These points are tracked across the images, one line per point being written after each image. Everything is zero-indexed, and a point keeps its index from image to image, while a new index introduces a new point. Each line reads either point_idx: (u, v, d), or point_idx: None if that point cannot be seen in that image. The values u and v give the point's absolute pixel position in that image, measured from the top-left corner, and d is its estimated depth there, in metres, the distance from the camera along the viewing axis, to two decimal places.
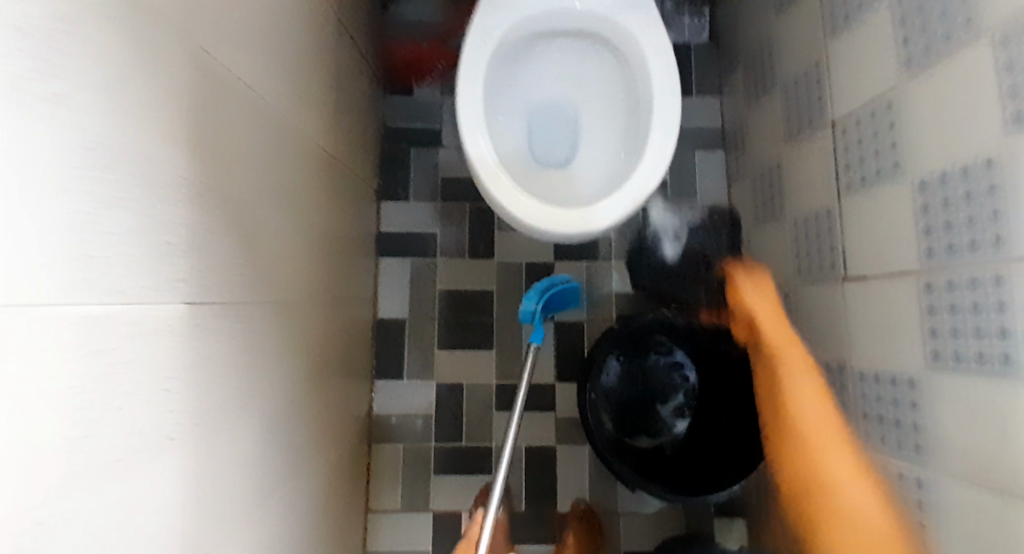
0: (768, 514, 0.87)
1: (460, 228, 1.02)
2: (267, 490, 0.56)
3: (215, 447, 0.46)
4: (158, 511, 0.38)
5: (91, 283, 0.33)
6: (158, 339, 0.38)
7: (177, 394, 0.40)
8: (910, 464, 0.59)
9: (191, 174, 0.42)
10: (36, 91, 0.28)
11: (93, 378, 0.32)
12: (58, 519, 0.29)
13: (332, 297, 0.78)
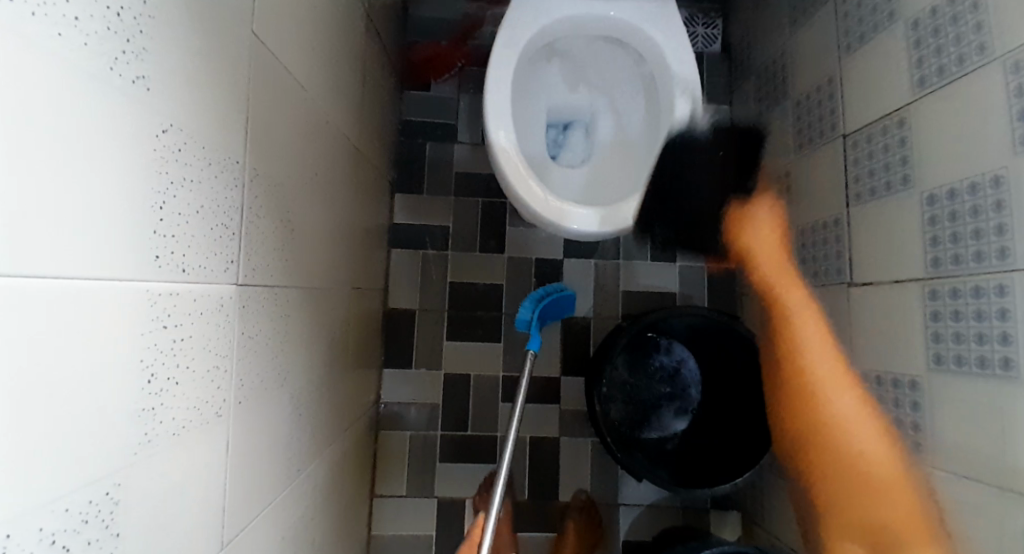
0: (767, 507, 0.91)
1: (473, 222, 1.04)
2: (294, 468, 0.58)
3: (255, 422, 0.48)
4: (209, 480, 0.41)
5: (162, 262, 0.35)
6: (213, 316, 0.40)
7: (227, 370, 0.43)
8: (908, 459, 0.64)
9: (244, 159, 0.44)
10: (121, 79, 0.30)
11: (158, 352, 0.34)
12: (111, 484, 0.31)
13: (351, 285, 0.80)
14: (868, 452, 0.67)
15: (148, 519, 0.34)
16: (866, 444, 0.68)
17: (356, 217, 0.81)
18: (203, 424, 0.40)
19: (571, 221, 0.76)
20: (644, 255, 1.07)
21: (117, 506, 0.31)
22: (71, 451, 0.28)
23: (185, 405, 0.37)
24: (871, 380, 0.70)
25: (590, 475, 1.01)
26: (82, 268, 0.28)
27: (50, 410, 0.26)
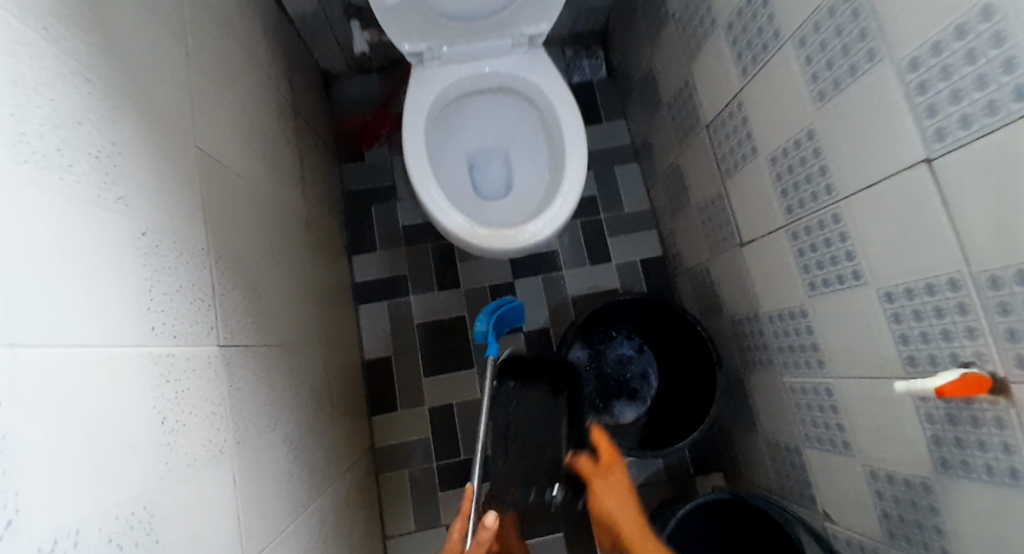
0: (734, 458, 1.00)
1: (427, 265, 1.15)
2: (299, 501, 0.67)
3: (254, 460, 0.57)
4: (222, 504, 0.50)
5: (158, 331, 0.45)
6: (205, 370, 0.51)
7: (225, 414, 0.53)
8: (818, 375, 0.75)
9: (207, 245, 0.55)
10: (107, 201, 0.41)
11: (165, 400, 0.44)
12: (148, 501, 0.40)
13: (325, 346, 0.90)
14: None
15: (181, 532, 0.43)
16: None
17: (319, 285, 0.92)
18: (213, 459, 0.49)
19: (524, 240, 0.88)
20: (584, 262, 1.19)
21: (155, 518, 0.41)
22: (114, 474, 0.37)
23: (195, 443, 0.47)
24: (776, 318, 0.82)
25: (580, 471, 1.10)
26: (102, 339, 0.38)
27: (94, 439, 0.36)
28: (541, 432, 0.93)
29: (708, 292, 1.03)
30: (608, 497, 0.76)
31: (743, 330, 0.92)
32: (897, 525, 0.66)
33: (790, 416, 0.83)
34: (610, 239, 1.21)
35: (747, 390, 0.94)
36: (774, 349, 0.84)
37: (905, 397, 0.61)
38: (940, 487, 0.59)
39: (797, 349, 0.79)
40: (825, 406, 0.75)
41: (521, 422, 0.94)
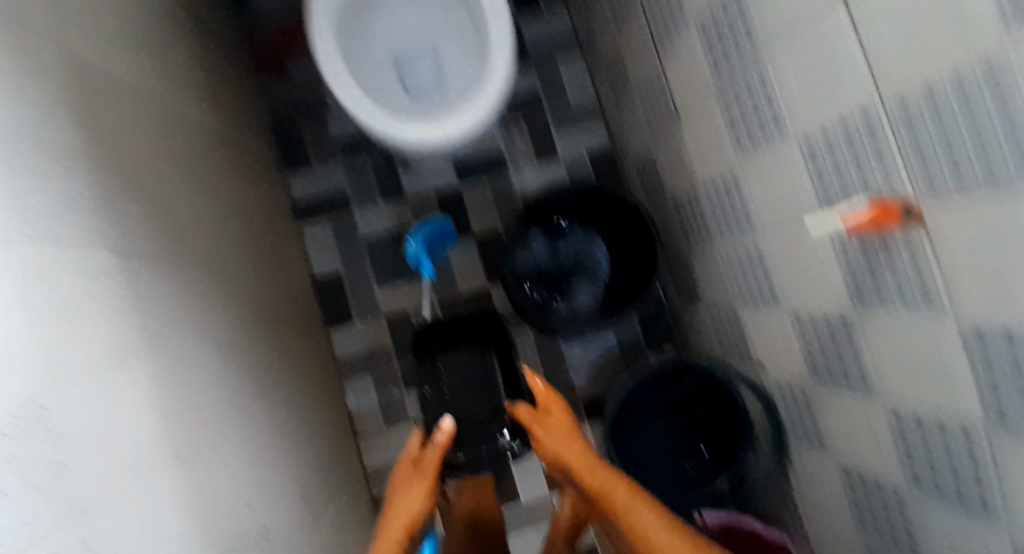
0: (693, 329, 1.04)
1: (365, 177, 1.12)
2: (230, 410, 0.67)
3: (165, 371, 0.56)
4: (126, 412, 0.48)
5: (29, 226, 0.42)
6: (86, 273, 0.48)
7: (120, 319, 0.51)
8: (748, 236, 0.75)
9: (78, 145, 0.51)
10: None
11: (47, 299, 0.41)
12: (41, 397, 0.38)
13: (256, 263, 0.88)
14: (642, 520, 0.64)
15: (84, 429, 0.42)
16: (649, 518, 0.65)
17: (246, 202, 0.90)
18: (110, 360, 0.48)
19: (455, 130, 0.85)
20: (530, 159, 1.15)
21: (51, 415, 0.39)
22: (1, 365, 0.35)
23: (85, 343, 0.45)
24: (710, 189, 0.81)
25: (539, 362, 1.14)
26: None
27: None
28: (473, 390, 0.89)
29: (652, 176, 1.01)
30: (552, 438, 0.77)
31: (684, 207, 0.91)
32: (821, 367, 0.69)
33: (728, 283, 0.84)
34: (556, 131, 1.15)
35: (691, 264, 0.95)
36: (710, 222, 0.84)
37: (822, 245, 0.61)
38: (855, 325, 0.60)
39: (729, 217, 0.79)
40: (756, 267, 0.76)
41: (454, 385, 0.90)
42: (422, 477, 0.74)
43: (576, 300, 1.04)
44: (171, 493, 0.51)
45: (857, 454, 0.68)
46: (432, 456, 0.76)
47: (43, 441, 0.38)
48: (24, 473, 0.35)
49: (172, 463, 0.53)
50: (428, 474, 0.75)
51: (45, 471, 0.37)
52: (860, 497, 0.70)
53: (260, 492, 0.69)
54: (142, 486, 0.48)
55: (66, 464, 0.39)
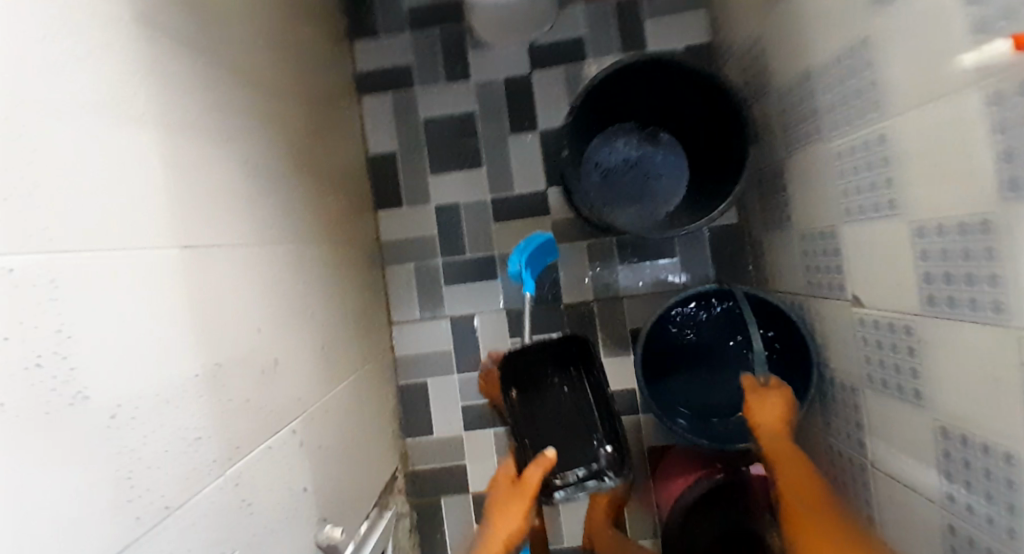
0: (776, 258, 0.90)
1: (432, 52, 1.03)
2: (257, 235, 0.64)
3: (192, 188, 0.54)
4: (137, 215, 0.46)
5: (57, 43, 0.40)
6: (95, 5, 0.44)
7: (138, 77, 0.48)
8: (870, 125, 0.60)
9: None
10: None
11: (66, 107, 0.40)
12: (12, 92, 0.36)
13: (302, 112, 0.83)
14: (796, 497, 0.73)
15: (64, 154, 0.40)
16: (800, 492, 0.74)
17: (299, 50, 0.84)
18: (107, 106, 0.44)
19: None
20: (614, 51, 1.01)
21: (26, 119, 0.37)
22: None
23: (79, 76, 0.42)
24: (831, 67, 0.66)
25: (603, 316, 1.04)
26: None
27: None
28: (574, 417, 0.92)
29: (755, 73, 0.86)
30: (766, 415, 0.81)
31: (793, 103, 0.76)
32: (940, 292, 0.55)
33: (829, 195, 0.71)
34: (649, 20, 1.00)
35: (784, 178, 0.82)
36: (820, 112, 0.69)
37: (980, 111, 0.46)
38: (1003, 224, 0.46)
39: (851, 100, 0.63)
40: (874, 162, 0.61)
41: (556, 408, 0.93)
42: (520, 495, 0.81)
43: (621, 215, 0.95)
44: (170, 289, 0.48)
45: (968, 405, 0.54)
46: (533, 474, 0.81)
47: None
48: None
49: (181, 252, 0.51)
50: (526, 490, 0.80)
51: (13, 176, 0.35)
52: (953, 462, 0.58)
53: (277, 325, 0.65)
54: (142, 276, 0.46)
55: (35, 175, 0.37)
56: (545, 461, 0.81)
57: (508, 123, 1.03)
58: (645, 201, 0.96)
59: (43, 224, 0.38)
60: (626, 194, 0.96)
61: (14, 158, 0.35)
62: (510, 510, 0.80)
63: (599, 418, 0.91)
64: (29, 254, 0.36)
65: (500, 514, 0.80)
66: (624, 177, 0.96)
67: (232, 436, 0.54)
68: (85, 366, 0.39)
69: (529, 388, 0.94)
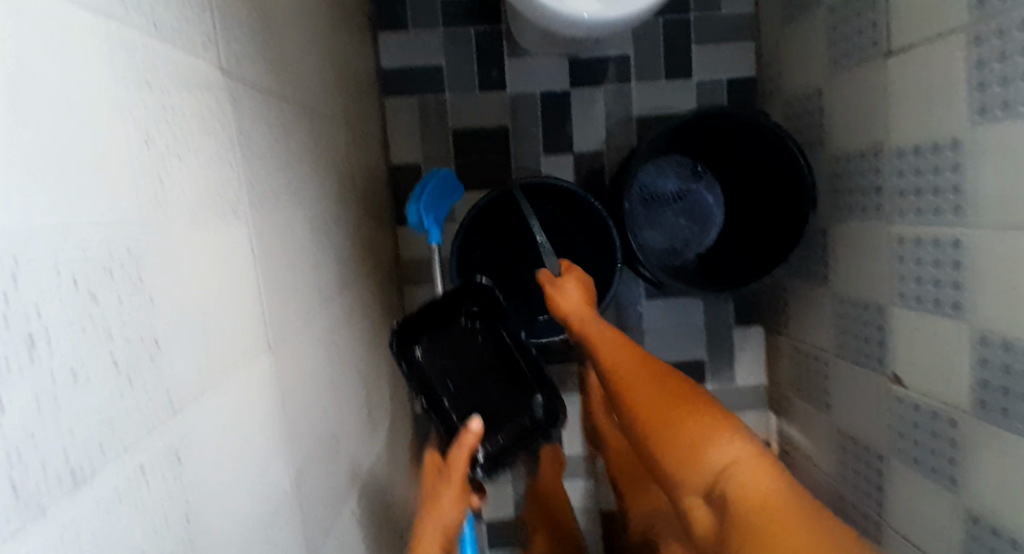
0: (802, 307, 0.93)
1: (465, 58, 0.96)
2: (325, 299, 0.58)
3: (282, 278, 0.47)
4: (246, 353, 0.39)
5: (172, 195, 0.31)
6: (208, 124, 0.36)
7: (227, 151, 0.38)
8: (947, 225, 0.62)
9: (225, 56, 0.40)
10: (134, 43, 0.29)
11: (189, 269, 0.33)
12: (123, 226, 0.27)
13: (348, 133, 0.75)
14: (628, 379, 0.66)
15: (183, 305, 0.32)
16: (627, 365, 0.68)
17: (344, 62, 0.75)
18: (220, 236, 0.37)
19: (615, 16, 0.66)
20: (658, 78, 0.98)
21: (142, 251, 0.28)
22: (69, 197, 0.23)
23: (195, 215, 0.34)
24: (908, 154, 0.67)
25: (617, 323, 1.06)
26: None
27: (36, 156, 0.21)
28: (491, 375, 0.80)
29: (811, 126, 0.86)
30: (570, 302, 0.76)
31: (855, 173, 0.77)
32: (992, 400, 0.58)
33: (885, 273, 0.73)
34: (695, 48, 0.97)
35: (829, 239, 0.84)
36: (889, 193, 0.71)
37: None
38: None
39: (928, 194, 0.64)
40: (941, 261, 0.63)
41: (467, 364, 0.79)
42: (448, 482, 0.67)
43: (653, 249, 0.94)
44: (268, 409, 0.42)
45: (1000, 501, 0.57)
46: (458, 459, 0.67)
47: (136, 351, 0.27)
48: (101, 327, 0.25)
49: (272, 357, 0.43)
50: (453, 473, 0.67)
51: (137, 345, 0.27)
52: (979, 546, 0.61)
53: (338, 396, 0.60)
54: (249, 412, 0.39)
55: (173, 386, 0.30)
56: (468, 440, 0.66)
57: (542, 145, 0.98)
58: (680, 235, 0.95)
59: (171, 387, 0.30)
60: (662, 227, 0.95)
61: (135, 322, 0.27)
62: (439, 501, 0.66)
63: (523, 368, 0.80)
64: (159, 432, 0.29)
65: (428, 503, 0.67)
66: (662, 210, 0.95)
67: (312, 541, 0.50)
68: (213, 539, 0.33)
69: (430, 348, 0.79)
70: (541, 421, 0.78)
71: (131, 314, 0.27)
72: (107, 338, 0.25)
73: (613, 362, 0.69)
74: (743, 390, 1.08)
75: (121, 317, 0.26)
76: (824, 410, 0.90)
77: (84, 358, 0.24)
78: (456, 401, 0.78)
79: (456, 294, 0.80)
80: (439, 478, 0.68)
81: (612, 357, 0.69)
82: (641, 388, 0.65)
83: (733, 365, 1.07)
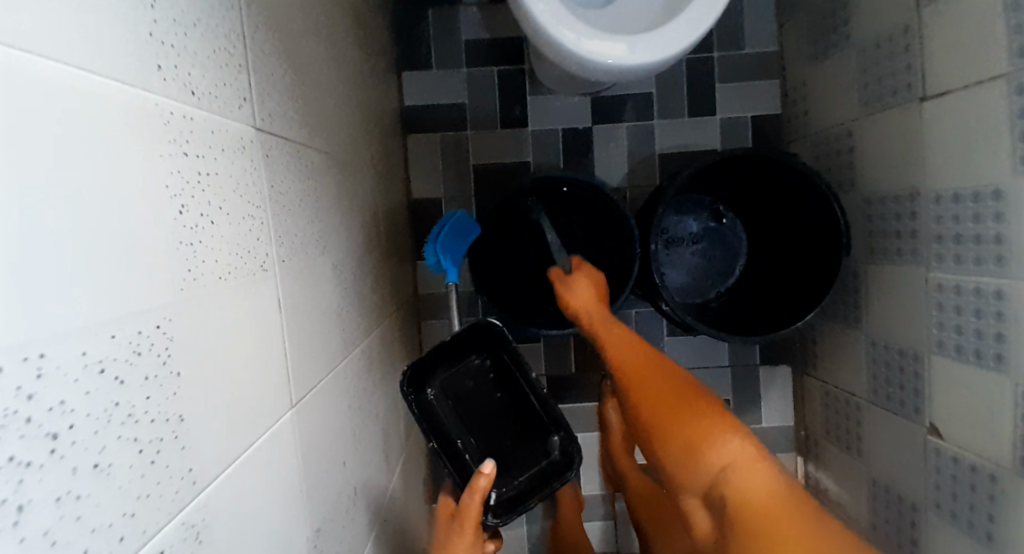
0: (833, 349, 0.90)
1: (489, 96, 0.96)
2: (349, 345, 0.57)
3: (309, 332, 0.46)
4: (270, 415, 0.38)
5: (205, 263, 0.31)
6: (242, 186, 0.36)
7: (259, 209, 0.38)
8: (989, 274, 0.59)
9: (259, 114, 0.40)
10: (171, 115, 0.29)
11: (218, 336, 0.32)
12: (152, 302, 0.26)
13: (373, 174, 0.75)
14: (639, 379, 0.68)
15: (209, 375, 0.31)
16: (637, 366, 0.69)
17: (371, 104, 0.76)
18: (250, 297, 0.36)
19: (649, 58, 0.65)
20: (681, 115, 0.97)
21: (171, 324, 0.28)
22: (100, 286, 0.23)
23: (226, 280, 0.33)
24: (946, 199, 0.65)
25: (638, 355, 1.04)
26: (57, 44, 0.21)
27: (67, 249, 0.21)
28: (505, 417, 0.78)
29: (840, 166, 0.84)
30: (580, 300, 0.77)
31: (888, 215, 0.75)
32: None
33: (922, 319, 0.70)
34: (719, 86, 0.97)
35: (861, 282, 0.82)
36: (925, 238, 0.69)
37: None
38: None
39: (969, 241, 0.62)
40: (983, 311, 0.60)
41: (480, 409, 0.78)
42: (460, 531, 0.64)
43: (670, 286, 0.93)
44: (288, 470, 0.41)
45: None
46: (469, 506, 0.64)
47: (162, 431, 0.27)
48: (126, 413, 0.24)
49: (294, 416, 0.42)
50: (465, 520, 0.64)
51: (161, 424, 0.26)
52: None
53: (357, 445, 0.58)
54: (269, 477, 0.38)
55: (196, 462, 0.29)
56: (480, 488, 0.64)
57: None
58: (698, 274, 0.94)
59: (193, 463, 0.29)
60: (680, 265, 0.94)
61: (161, 400, 0.27)
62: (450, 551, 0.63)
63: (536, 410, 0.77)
64: (180, 514, 0.28)
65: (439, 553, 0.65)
66: (680, 248, 0.94)
67: None
68: None
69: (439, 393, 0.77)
70: (559, 462, 0.75)
71: (156, 392, 0.26)
72: (133, 422, 0.24)
73: (623, 364, 0.71)
74: (769, 430, 1.05)
75: (147, 397, 0.25)
76: (856, 457, 0.86)
77: (108, 448, 0.23)
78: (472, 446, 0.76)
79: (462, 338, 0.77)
80: (450, 526, 0.66)
81: (624, 358, 0.71)
82: (651, 391, 0.66)
83: (759, 405, 1.04)
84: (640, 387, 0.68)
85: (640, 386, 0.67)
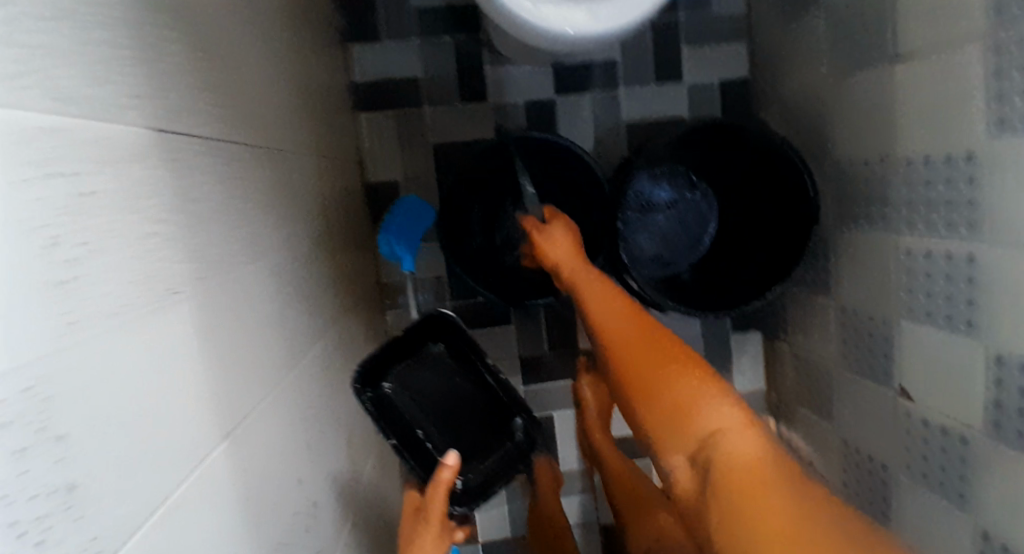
0: (805, 317, 0.89)
1: (444, 68, 0.90)
2: (294, 351, 0.53)
3: (238, 349, 0.42)
4: (190, 451, 0.34)
5: (86, 298, 0.26)
6: (130, 198, 0.31)
7: (158, 221, 0.33)
8: (960, 242, 0.57)
9: (154, 110, 0.34)
10: (32, 126, 0.24)
11: (109, 379, 0.27)
12: (20, 357, 0.22)
13: (319, 160, 0.70)
14: (621, 340, 0.63)
15: (102, 426, 0.27)
16: (619, 325, 0.64)
17: (312, 83, 0.70)
18: (150, 326, 0.31)
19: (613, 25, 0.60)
20: (648, 81, 0.93)
21: (49, 375, 0.23)
22: None
23: (115, 314, 0.28)
24: (917, 164, 0.62)
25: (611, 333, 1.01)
26: None
27: None
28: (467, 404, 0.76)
29: (811, 130, 0.81)
30: (559, 252, 0.73)
31: (860, 181, 0.72)
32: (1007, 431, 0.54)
33: (893, 287, 0.69)
34: (686, 50, 0.93)
35: (832, 249, 0.80)
36: (896, 204, 0.67)
37: None
38: None
39: (940, 207, 0.60)
40: (953, 280, 0.59)
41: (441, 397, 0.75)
42: (427, 524, 0.62)
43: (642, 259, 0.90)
44: (222, 503, 0.37)
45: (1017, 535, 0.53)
46: (435, 498, 0.62)
47: (47, 505, 0.23)
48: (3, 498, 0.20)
49: (224, 444, 0.38)
50: (432, 513, 0.62)
51: (46, 498, 0.22)
52: None
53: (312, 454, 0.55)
54: (196, 518, 0.34)
55: (93, 529, 0.25)
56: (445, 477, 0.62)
57: None
58: (670, 246, 0.91)
59: (95, 529, 0.25)
60: (653, 236, 0.91)
61: (44, 469, 0.22)
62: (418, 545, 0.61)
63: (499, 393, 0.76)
64: None
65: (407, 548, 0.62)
66: (653, 219, 0.91)
67: None
68: None
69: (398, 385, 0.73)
70: (522, 443, 0.74)
71: (36, 463, 0.22)
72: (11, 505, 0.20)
73: (603, 323, 0.65)
74: (744, 399, 1.05)
75: (26, 472, 0.21)
76: (828, 422, 0.87)
77: None
78: (436, 438, 0.73)
79: (419, 327, 0.74)
80: (417, 520, 0.64)
81: (603, 316, 0.65)
82: (635, 354, 0.61)
83: (733, 375, 1.04)
84: (622, 350, 0.62)
85: (622, 349, 0.62)
